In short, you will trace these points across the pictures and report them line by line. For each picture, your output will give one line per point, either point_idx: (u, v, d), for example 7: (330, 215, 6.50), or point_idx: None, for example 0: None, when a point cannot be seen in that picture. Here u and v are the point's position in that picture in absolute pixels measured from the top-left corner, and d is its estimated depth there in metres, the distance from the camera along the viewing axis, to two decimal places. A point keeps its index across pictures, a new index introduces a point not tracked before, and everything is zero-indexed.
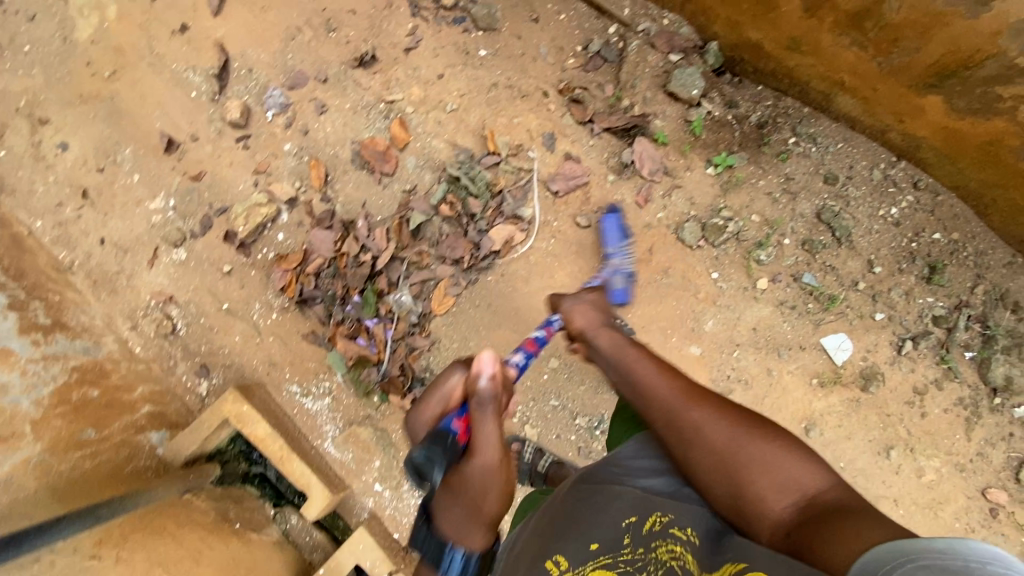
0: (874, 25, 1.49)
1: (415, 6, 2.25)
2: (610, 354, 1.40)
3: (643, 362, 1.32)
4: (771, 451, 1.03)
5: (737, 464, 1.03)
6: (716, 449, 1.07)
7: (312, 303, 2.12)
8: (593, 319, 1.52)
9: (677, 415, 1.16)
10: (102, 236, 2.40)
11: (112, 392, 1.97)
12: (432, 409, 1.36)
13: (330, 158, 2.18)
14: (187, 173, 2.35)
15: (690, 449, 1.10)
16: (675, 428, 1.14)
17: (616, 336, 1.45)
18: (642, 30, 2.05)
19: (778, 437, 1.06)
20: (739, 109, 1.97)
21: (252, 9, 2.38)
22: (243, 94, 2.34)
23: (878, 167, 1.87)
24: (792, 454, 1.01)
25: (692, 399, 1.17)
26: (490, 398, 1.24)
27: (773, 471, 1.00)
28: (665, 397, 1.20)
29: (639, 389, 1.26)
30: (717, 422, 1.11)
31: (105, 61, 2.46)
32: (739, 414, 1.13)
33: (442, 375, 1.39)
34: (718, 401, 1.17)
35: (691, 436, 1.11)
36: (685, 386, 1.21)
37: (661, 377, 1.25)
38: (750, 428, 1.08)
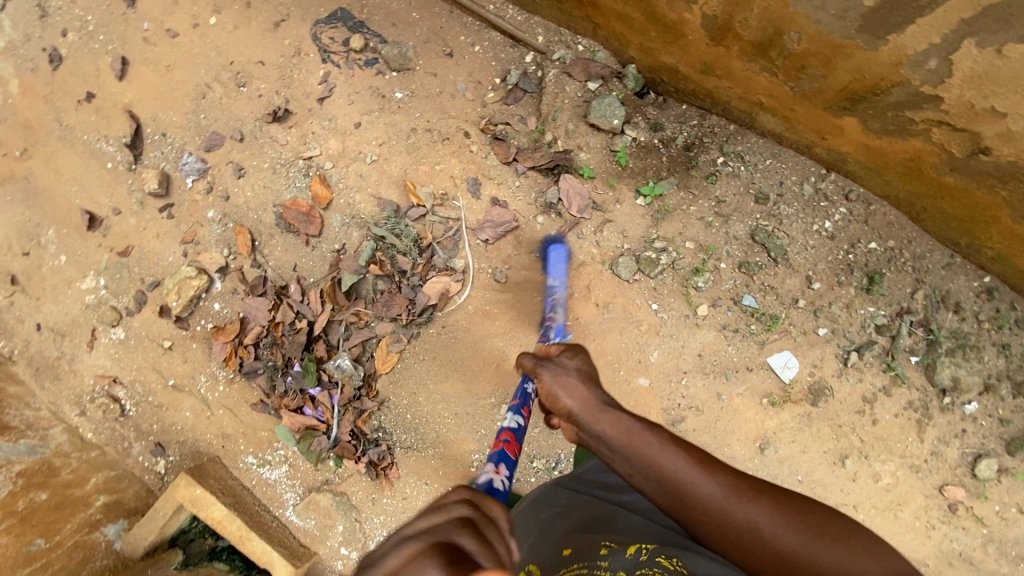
0: (779, 54, 1.43)
1: (325, 51, 2.14)
2: (618, 445, 1.09)
3: (668, 452, 1.06)
4: (842, 552, 0.96)
5: (812, 574, 0.95)
6: (784, 557, 0.96)
7: (253, 375, 2.08)
8: (587, 402, 1.15)
9: (729, 519, 1.00)
10: (36, 322, 2.31)
11: (62, 491, 1.94)
12: None
13: (254, 223, 2.11)
14: (115, 249, 2.27)
15: (754, 556, 0.98)
16: (726, 534, 0.99)
17: (617, 415, 1.13)
18: (558, 58, 1.98)
19: (838, 529, 1.00)
20: (665, 131, 1.91)
21: (158, 69, 2.27)
22: (160, 161, 2.25)
23: (808, 181, 1.83)
24: (860, 551, 0.96)
25: (742, 494, 1.02)
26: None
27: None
28: (711, 503, 1.01)
29: (676, 490, 1.03)
30: (777, 520, 1.00)
31: (15, 140, 2.35)
32: (784, 498, 1.04)
33: (400, 555, 0.68)
34: (763, 487, 1.06)
35: (752, 543, 0.98)
36: (728, 479, 1.04)
37: (699, 474, 1.03)
38: (807, 520, 1.01)
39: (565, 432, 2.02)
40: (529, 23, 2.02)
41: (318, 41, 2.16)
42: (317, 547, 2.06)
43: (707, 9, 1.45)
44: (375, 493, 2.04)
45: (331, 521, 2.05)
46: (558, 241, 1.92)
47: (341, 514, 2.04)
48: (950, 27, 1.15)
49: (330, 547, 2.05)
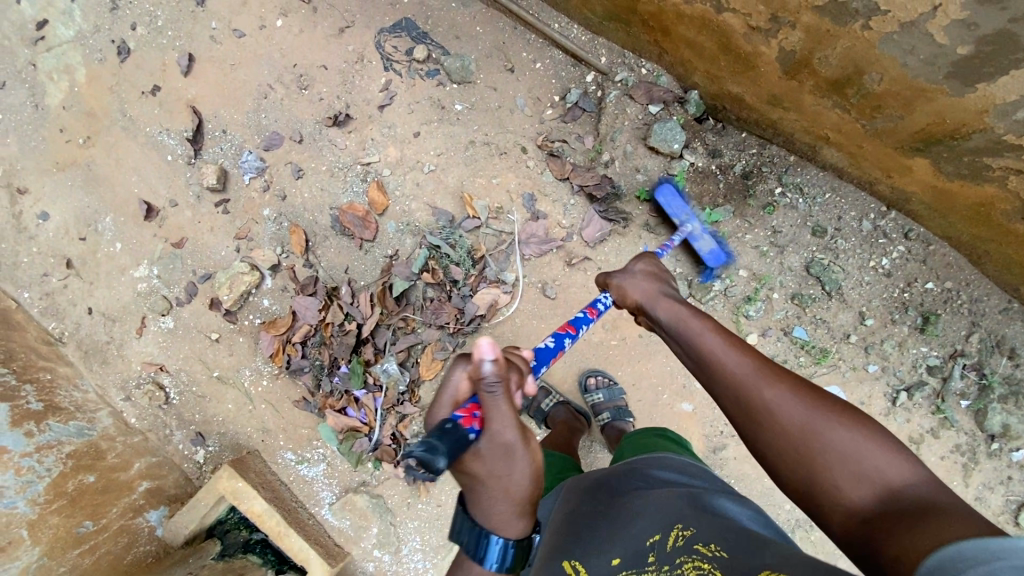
0: (855, 92, 1.44)
1: (387, 59, 2.18)
2: (672, 326, 1.26)
3: (709, 334, 1.16)
4: (853, 439, 0.90)
5: (817, 453, 0.92)
6: (790, 434, 0.95)
7: (299, 372, 2.11)
8: (653, 295, 1.36)
9: (746, 393, 1.03)
10: (89, 306, 2.36)
11: (108, 474, 1.98)
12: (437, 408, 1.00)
13: (309, 224, 2.15)
14: (169, 240, 2.32)
15: (767, 431, 0.99)
16: (742, 407, 1.03)
17: (678, 306, 1.29)
18: (620, 79, 2.00)
19: (864, 424, 0.92)
20: (723, 158, 1.91)
21: (223, 67, 2.32)
22: (219, 157, 2.29)
23: (867, 218, 1.82)
24: (874, 445, 0.89)
25: (767, 374, 1.04)
26: (498, 377, 0.91)
27: (855, 461, 0.88)
28: (734, 375, 1.07)
29: (706, 366, 1.12)
30: (792, 400, 0.98)
31: (78, 127, 2.40)
32: (812, 388, 1.01)
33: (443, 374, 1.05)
34: (795, 377, 1.04)
35: (763, 416, 1.00)
36: (757, 361, 1.07)
37: (729, 352, 1.10)
38: (829, 406, 0.96)
39: (604, 450, 2.03)
40: (592, 43, 2.04)
41: (381, 49, 2.20)
42: (349, 547, 2.08)
43: (786, 44, 1.45)
44: (411, 498, 2.06)
45: (366, 523, 2.07)
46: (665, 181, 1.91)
47: (377, 517, 2.07)
48: None
49: (363, 548, 2.08)
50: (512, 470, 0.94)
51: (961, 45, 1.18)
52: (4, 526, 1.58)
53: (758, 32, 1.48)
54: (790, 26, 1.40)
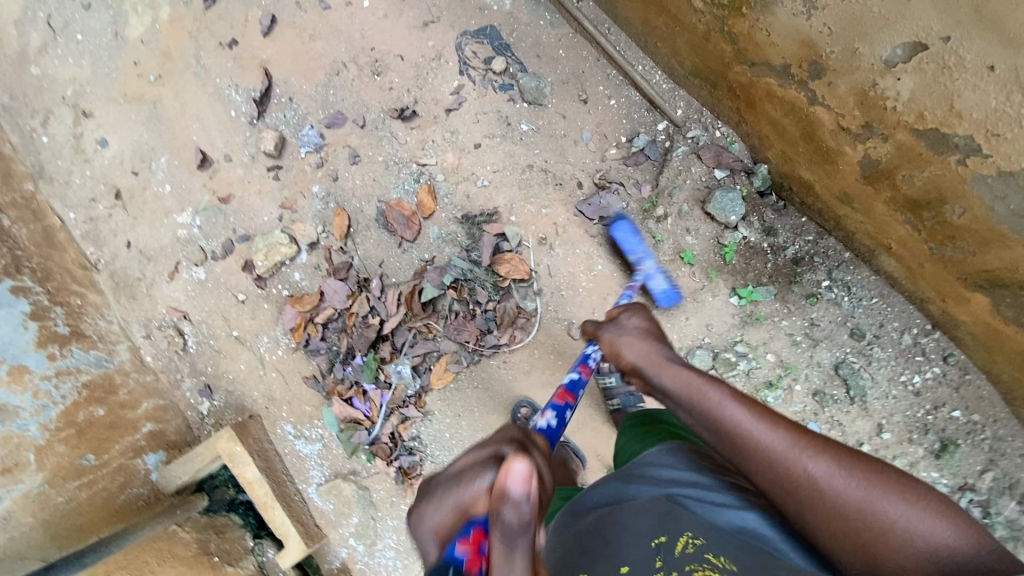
0: (931, 217, 1.41)
1: (464, 63, 2.17)
2: (680, 394, 1.15)
3: (730, 403, 1.08)
4: (904, 510, 0.93)
5: (871, 529, 0.94)
6: (843, 513, 0.96)
7: (314, 353, 2.15)
8: (652, 356, 1.25)
9: (789, 473, 1.00)
10: (128, 239, 2.39)
11: (117, 411, 2.06)
12: (444, 514, 0.81)
13: (355, 210, 2.17)
14: (216, 193, 2.35)
15: (819, 517, 0.98)
16: (787, 488, 1.00)
17: (681, 369, 1.18)
18: (691, 136, 1.97)
19: (909, 490, 0.95)
20: (777, 238, 1.88)
21: (302, 35, 2.33)
22: (280, 123, 2.31)
23: (910, 331, 1.78)
24: (928, 513, 0.92)
25: (805, 448, 1.01)
26: (521, 525, 0.74)
27: (912, 537, 0.91)
28: (774, 454, 1.01)
29: (736, 442, 1.05)
30: (834, 475, 0.98)
31: (152, 65, 2.43)
32: (842, 450, 1.02)
33: (468, 464, 0.86)
34: (831, 442, 1.03)
35: (809, 496, 0.98)
36: (789, 431, 1.04)
37: (760, 426, 1.04)
38: (869, 477, 0.97)
39: None
40: (672, 93, 2.01)
41: (460, 51, 2.18)
42: (328, 530, 2.14)
43: (872, 152, 1.40)
44: (395, 497, 2.09)
45: (349, 511, 2.12)
46: (622, 219, 1.92)
47: (359, 508, 2.11)
48: None
49: (340, 534, 2.13)
50: None
51: None
52: (13, 448, 1.76)
53: (847, 133, 1.43)
54: (882, 138, 1.35)
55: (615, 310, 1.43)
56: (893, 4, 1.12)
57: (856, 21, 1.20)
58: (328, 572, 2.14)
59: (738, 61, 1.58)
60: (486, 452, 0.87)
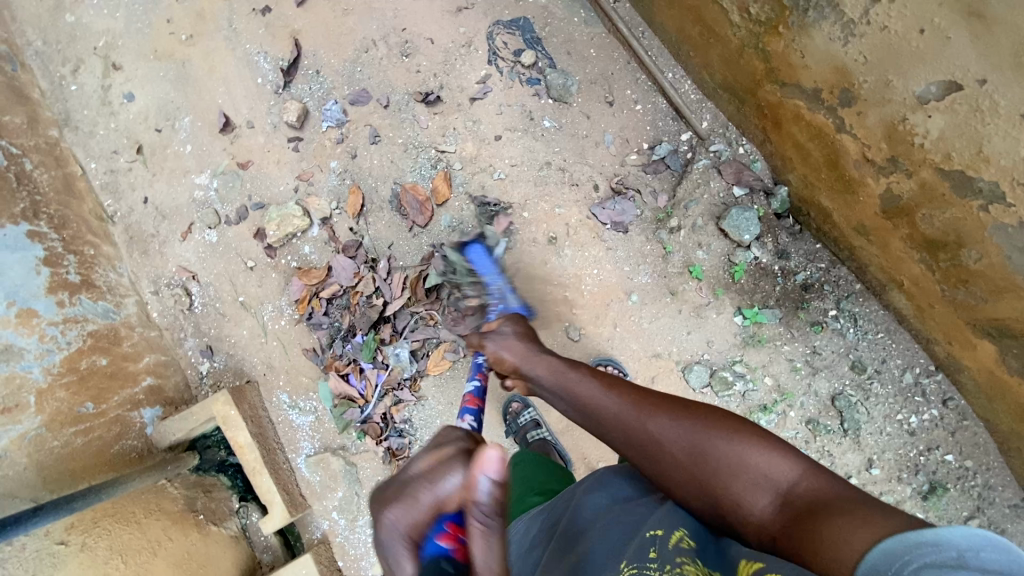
0: (947, 259, 1.39)
1: (494, 53, 2.16)
2: (547, 381, 1.26)
3: (586, 382, 1.19)
4: (736, 448, 0.96)
5: (708, 472, 0.96)
6: (682, 462, 0.99)
7: (316, 326, 2.17)
8: (526, 353, 1.32)
9: (632, 432, 1.06)
10: (145, 195, 2.42)
11: (120, 362, 2.10)
12: (419, 514, 0.78)
13: (370, 190, 2.18)
14: (236, 158, 2.37)
15: (662, 468, 1.02)
16: (634, 447, 1.06)
17: (552, 358, 1.28)
18: (714, 149, 1.95)
19: (740, 430, 0.98)
20: (789, 262, 1.86)
21: (335, 9, 2.32)
22: (305, 95, 2.31)
23: (912, 370, 1.77)
24: (755, 448, 0.95)
25: (645, 410, 1.08)
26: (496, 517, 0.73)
27: (745, 471, 0.93)
28: (619, 420, 1.09)
29: (591, 414, 1.15)
30: (672, 427, 1.03)
31: (185, 24, 2.44)
32: (685, 404, 1.07)
33: (434, 461, 0.84)
34: (670, 400, 1.09)
35: (653, 451, 1.03)
36: (632, 397, 1.12)
37: (605, 396, 1.14)
38: (703, 424, 1.01)
39: None
40: (699, 105, 1.99)
41: (491, 41, 2.17)
42: (311, 501, 2.18)
43: (894, 187, 1.38)
44: (381, 477, 2.12)
45: (335, 485, 2.16)
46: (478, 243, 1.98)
47: (344, 483, 2.14)
48: None
49: (323, 506, 2.17)
50: None
51: None
52: (14, 388, 1.74)
53: (871, 165, 1.40)
54: (906, 174, 1.32)
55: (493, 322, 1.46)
56: (931, 40, 1.10)
57: (891, 53, 1.18)
58: (308, 542, 2.18)
59: (769, 80, 1.56)
60: (448, 453, 0.85)
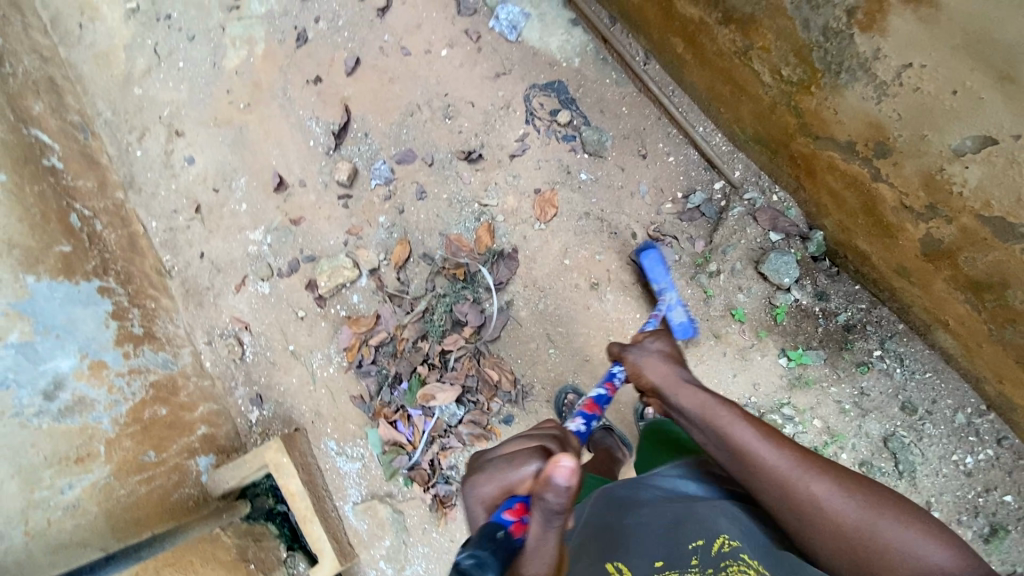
0: (994, 298, 1.42)
1: (531, 114, 2.32)
2: (692, 412, 1.24)
3: (740, 426, 1.14)
4: (906, 533, 0.97)
5: (871, 550, 0.97)
6: (844, 532, 0.99)
7: (364, 374, 2.23)
8: (670, 378, 1.35)
9: (794, 492, 1.03)
10: (202, 251, 2.57)
11: (178, 412, 2.18)
12: (495, 485, 1.01)
13: (417, 243, 2.30)
14: (288, 215, 2.52)
15: (818, 532, 1.01)
16: (790, 505, 1.04)
17: (699, 392, 1.27)
18: (748, 197, 2.03)
19: (911, 514, 1.00)
20: (829, 303, 1.91)
21: (382, 77, 2.52)
22: (354, 156, 2.48)
23: (964, 410, 1.76)
24: (926, 536, 0.96)
25: (807, 469, 1.05)
26: (558, 512, 0.81)
27: (915, 559, 0.95)
28: (778, 475, 1.06)
29: (744, 461, 1.10)
30: (840, 499, 1.01)
31: (243, 94, 2.65)
32: (851, 475, 1.05)
33: (519, 452, 1.05)
34: (830, 465, 1.07)
35: (811, 514, 1.02)
36: (793, 452, 1.08)
37: (765, 446, 1.09)
38: (871, 501, 1.01)
39: None
40: (730, 155, 2.09)
41: (528, 102, 2.34)
42: (359, 549, 2.17)
43: (934, 231, 1.43)
44: (428, 525, 2.12)
45: (382, 533, 2.16)
46: (651, 246, 1.98)
47: (392, 531, 2.15)
48: None
49: (370, 556, 2.16)
50: None
51: None
52: (87, 438, 1.82)
53: (909, 211, 1.46)
54: (946, 219, 1.37)
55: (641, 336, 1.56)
56: (965, 100, 1.14)
57: (926, 111, 1.22)
58: None
59: (802, 133, 1.65)
60: (533, 448, 1.07)
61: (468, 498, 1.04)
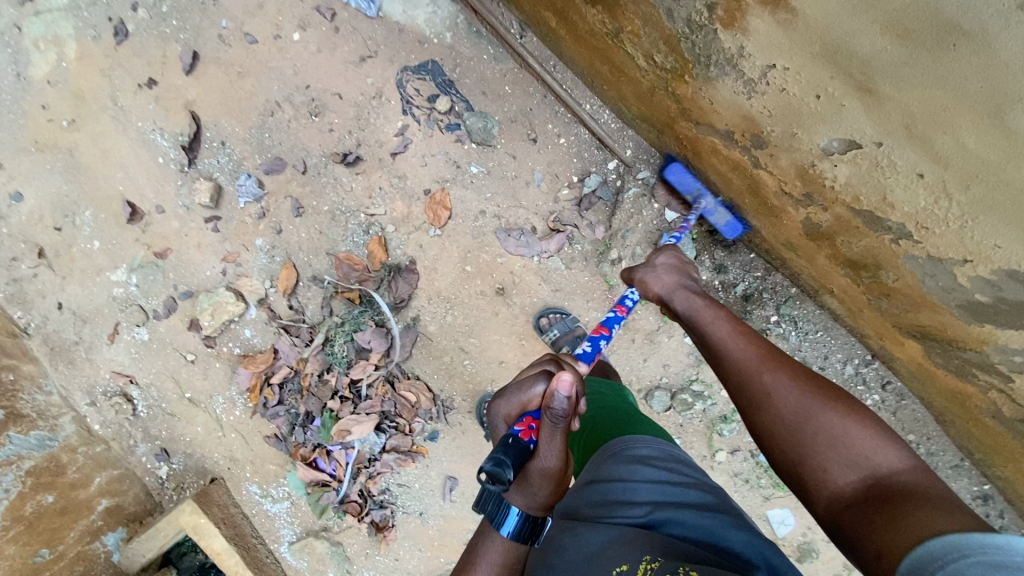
0: (869, 276, 1.45)
1: (407, 102, 2.08)
2: (686, 314, 1.32)
3: (720, 325, 1.22)
4: (844, 423, 0.91)
5: (805, 432, 0.94)
6: (783, 414, 0.98)
7: (273, 415, 2.10)
8: (671, 284, 1.40)
9: (746, 378, 1.07)
10: (59, 300, 2.22)
11: (67, 493, 2.02)
12: (512, 405, 1.17)
13: (303, 265, 2.10)
14: (151, 248, 2.20)
15: (762, 413, 1.02)
16: (742, 390, 1.07)
17: (694, 296, 1.34)
18: (642, 177, 1.97)
19: (862, 414, 0.92)
20: (727, 275, 1.93)
21: (229, 72, 2.16)
22: (215, 170, 2.17)
23: (851, 362, 1.88)
24: (873, 435, 0.89)
25: (767, 361, 1.07)
26: (560, 418, 1.02)
27: (843, 445, 0.89)
28: (738, 361, 1.12)
29: (715, 350, 1.19)
30: (789, 386, 1.01)
31: (63, 107, 2.20)
32: (819, 379, 1.01)
33: (529, 375, 1.20)
34: (799, 366, 1.06)
35: (760, 400, 1.03)
36: (763, 351, 1.11)
37: (735, 340, 1.16)
38: (824, 392, 0.97)
39: None
40: (621, 132, 1.98)
41: (402, 89, 2.09)
42: None
43: (813, 216, 1.43)
44: (370, 549, 2.13)
45: (325, 567, 2.16)
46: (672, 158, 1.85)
47: (334, 563, 2.14)
48: None
49: None
50: (545, 483, 1.10)
51: (979, 292, 1.15)
52: None
53: (790, 197, 1.44)
54: (822, 207, 1.36)
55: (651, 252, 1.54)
56: (828, 104, 1.06)
57: (794, 111, 1.15)
58: None
59: (683, 118, 1.56)
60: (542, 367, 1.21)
61: (494, 416, 1.22)
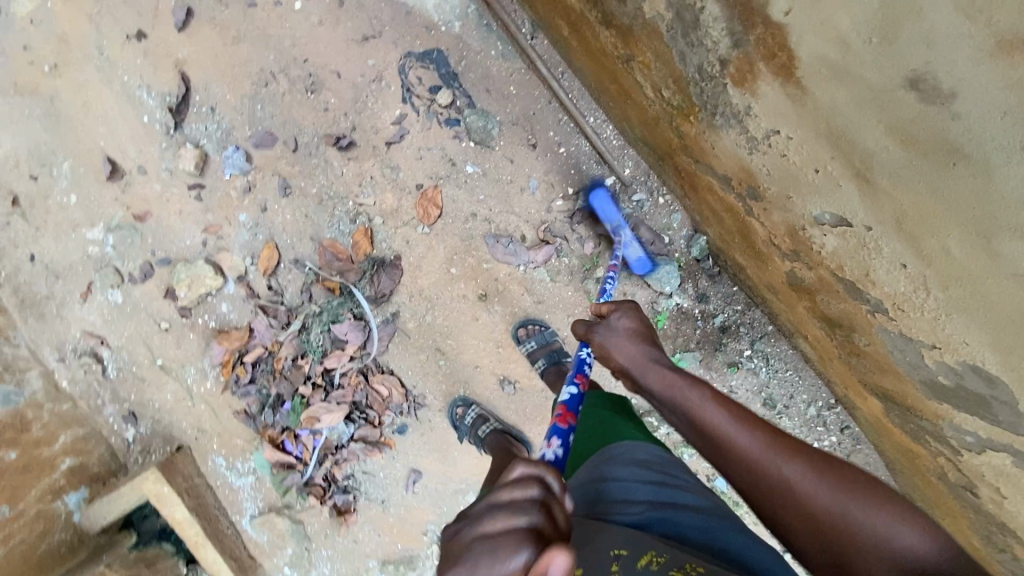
0: (842, 335, 1.47)
1: (408, 89, 2.01)
2: (663, 395, 1.13)
3: (710, 408, 1.05)
4: (878, 517, 0.88)
5: (841, 535, 0.89)
6: (813, 514, 0.91)
7: (244, 393, 2.10)
8: (636, 357, 1.20)
9: (763, 476, 0.95)
10: (31, 252, 2.15)
11: (32, 451, 2.04)
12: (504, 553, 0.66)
13: (286, 246, 2.06)
14: (131, 209, 2.13)
15: (789, 514, 0.93)
16: (761, 489, 0.96)
17: (666, 369, 1.15)
18: (636, 199, 1.95)
19: (885, 499, 0.90)
20: (708, 305, 1.95)
21: (223, 34, 2.05)
22: (202, 136, 2.08)
23: (815, 404, 1.94)
24: (899, 522, 0.87)
25: (775, 448, 0.97)
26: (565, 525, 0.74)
27: (881, 542, 0.86)
28: (747, 455, 0.98)
29: (715, 443, 1.02)
30: (813, 481, 0.93)
31: (46, 50, 2.08)
32: (831, 461, 0.96)
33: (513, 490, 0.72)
34: (801, 443, 0.99)
35: (783, 501, 0.94)
36: (766, 436, 0.99)
37: (736, 429, 1.00)
38: (845, 481, 0.92)
39: None
40: (621, 150, 1.95)
41: (404, 75, 2.02)
42: (263, 558, 2.23)
43: (796, 271, 1.44)
44: (330, 529, 2.18)
45: (284, 542, 2.20)
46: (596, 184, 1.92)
47: (294, 539, 2.19)
48: (995, 435, 1.20)
49: (274, 563, 2.23)
50: None
51: (942, 375, 1.18)
52: None
53: (777, 248, 1.44)
54: (807, 265, 1.37)
55: (603, 305, 1.32)
56: (825, 180, 1.06)
57: (792, 177, 1.15)
58: None
59: (684, 152, 1.54)
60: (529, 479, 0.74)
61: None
